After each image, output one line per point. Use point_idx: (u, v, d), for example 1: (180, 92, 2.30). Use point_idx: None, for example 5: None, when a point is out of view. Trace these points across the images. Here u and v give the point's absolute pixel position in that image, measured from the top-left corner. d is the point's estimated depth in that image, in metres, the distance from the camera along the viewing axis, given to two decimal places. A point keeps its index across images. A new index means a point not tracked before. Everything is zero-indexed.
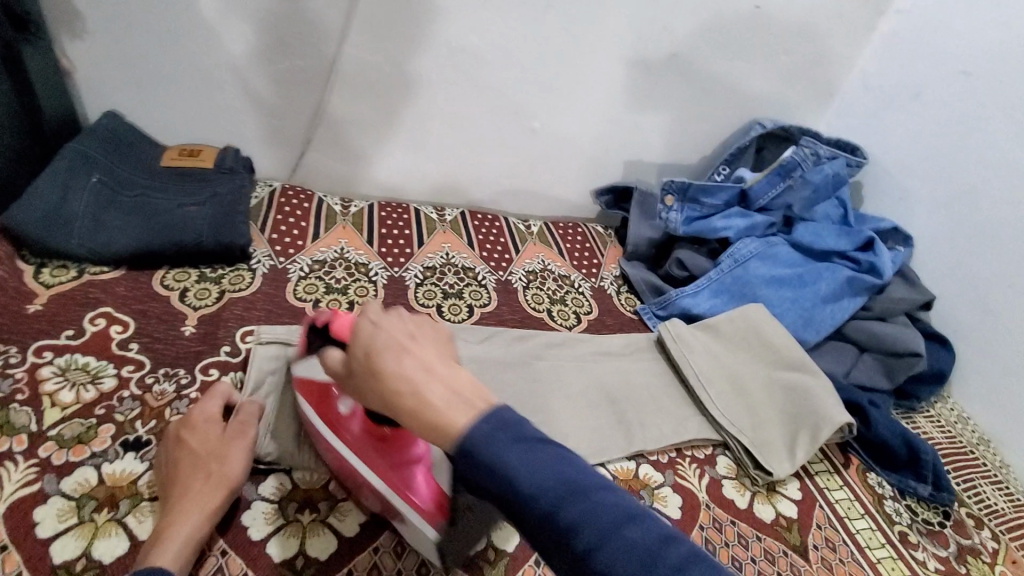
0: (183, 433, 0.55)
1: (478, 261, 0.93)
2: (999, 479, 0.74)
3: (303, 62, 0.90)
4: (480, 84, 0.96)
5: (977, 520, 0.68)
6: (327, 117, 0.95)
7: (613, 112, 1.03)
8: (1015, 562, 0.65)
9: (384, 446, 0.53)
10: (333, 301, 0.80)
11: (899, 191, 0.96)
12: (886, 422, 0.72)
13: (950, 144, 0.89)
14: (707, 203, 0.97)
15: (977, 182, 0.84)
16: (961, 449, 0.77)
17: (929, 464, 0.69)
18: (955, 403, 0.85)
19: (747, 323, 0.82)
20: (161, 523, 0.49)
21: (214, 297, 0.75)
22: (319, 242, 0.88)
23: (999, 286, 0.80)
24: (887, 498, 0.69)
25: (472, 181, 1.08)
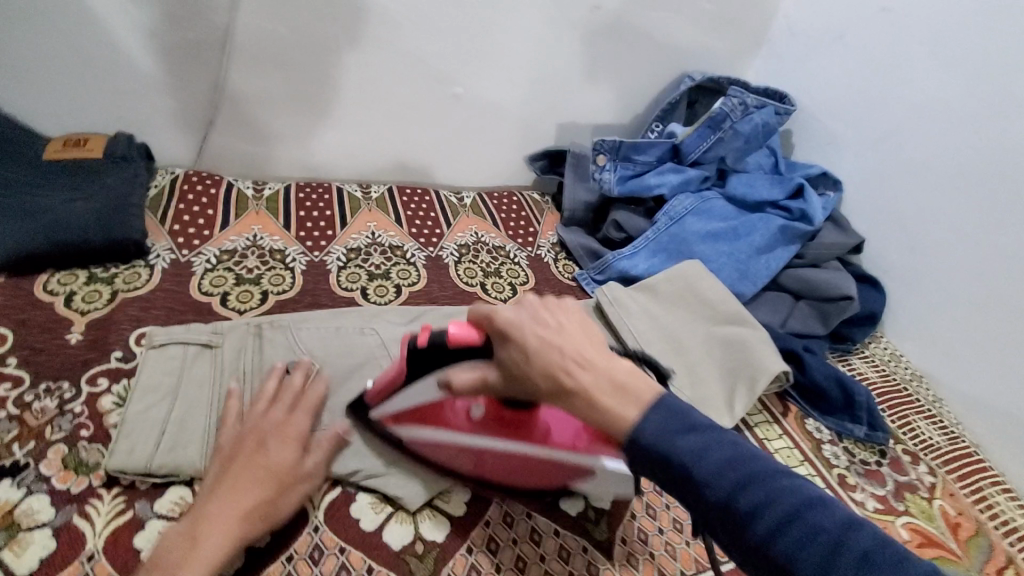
0: (260, 443, 0.52)
1: (407, 238, 0.88)
2: (932, 413, 0.76)
3: (194, 34, 0.81)
4: (396, 48, 0.90)
5: (913, 456, 0.70)
6: (228, 95, 0.87)
7: (540, 71, 0.98)
8: (951, 494, 0.66)
9: (510, 428, 0.54)
10: (245, 292, 0.74)
11: (828, 137, 0.96)
12: (820, 367, 0.73)
13: (874, 84, 0.88)
14: (639, 160, 0.94)
15: (902, 121, 0.85)
16: (895, 387, 0.79)
17: (863, 406, 0.70)
18: (887, 342, 0.86)
19: (684, 280, 0.81)
20: (191, 531, 0.46)
21: (106, 299, 0.68)
22: (229, 230, 0.82)
23: (924, 225, 0.82)
24: (825, 443, 0.70)
25: (399, 155, 1.02)
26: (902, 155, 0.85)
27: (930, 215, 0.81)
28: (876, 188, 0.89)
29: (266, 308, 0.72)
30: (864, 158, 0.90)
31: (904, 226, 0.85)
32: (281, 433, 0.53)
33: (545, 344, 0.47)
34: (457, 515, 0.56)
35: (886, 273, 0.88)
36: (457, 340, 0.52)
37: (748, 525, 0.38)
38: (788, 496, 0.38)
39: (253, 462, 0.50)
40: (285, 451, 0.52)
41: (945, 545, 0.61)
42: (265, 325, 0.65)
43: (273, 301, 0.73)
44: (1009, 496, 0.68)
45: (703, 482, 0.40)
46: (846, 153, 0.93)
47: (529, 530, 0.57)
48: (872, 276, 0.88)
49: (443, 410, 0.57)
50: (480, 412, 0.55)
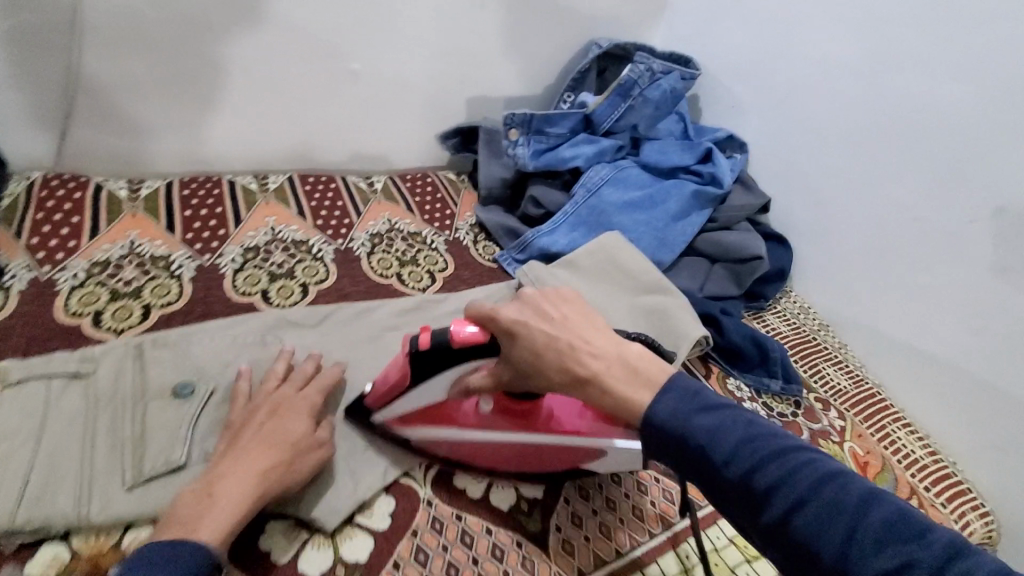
0: (278, 409, 0.55)
1: (313, 232, 0.82)
2: (839, 359, 0.80)
3: (33, 14, 0.69)
4: (281, 19, 0.81)
5: (824, 403, 0.73)
6: (84, 84, 0.76)
7: (443, 44, 0.93)
8: (859, 435, 0.71)
9: (521, 417, 0.58)
10: (124, 309, 0.65)
11: (732, 100, 0.98)
12: (738, 329, 0.75)
13: (773, 42, 0.90)
14: (552, 133, 0.92)
15: (804, 77, 0.87)
16: (804, 338, 0.82)
17: (777, 361, 0.73)
18: (797, 296, 0.90)
19: (603, 252, 0.81)
20: (207, 490, 0.48)
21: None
22: (99, 238, 0.72)
23: (825, 183, 0.86)
24: (745, 400, 0.72)
25: (299, 142, 0.93)
26: (801, 113, 0.87)
27: (832, 168, 0.84)
28: (781, 147, 0.91)
29: (150, 325, 0.65)
30: (767, 119, 0.93)
31: (805, 182, 0.88)
32: (294, 405, 0.56)
33: (550, 328, 0.49)
34: (382, 529, 0.54)
35: (792, 231, 0.91)
36: (461, 339, 0.54)
37: (755, 496, 0.39)
38: (812, 471, 0.38)
39: (268, 429, 0.53)
40: (298, 420, 0.55)
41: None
42: (146, 344, 0.59)
43: (157, 315, 0.66)
44: (908, 430, 0.73)
45: (718, 459, 0.40)
46: (751, 114, 0.95)
47: (460, 533, 0.56)
48: (780, 234, 0.92)
49: (453, 413, 0.60)
50: (493, 406, 0.59)
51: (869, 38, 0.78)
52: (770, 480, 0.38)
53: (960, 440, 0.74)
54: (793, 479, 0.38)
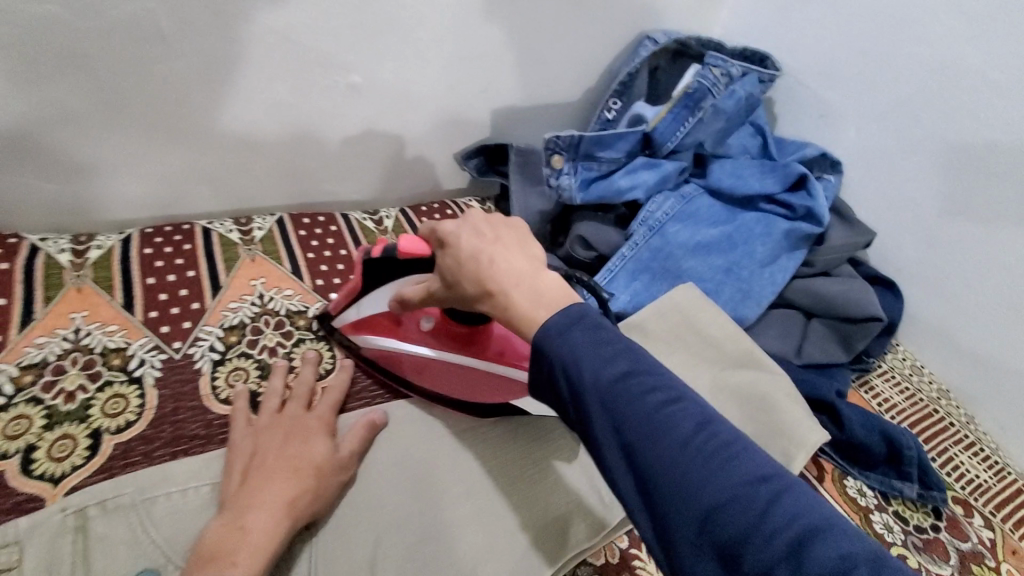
0: (290, 434, 0.49)
1: (313, 298, 0.65)
2: (969, 440, 0.65)
3: None
4: (258, 23, 0.62)
5: (966, 507, 0.59)
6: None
7: (464, 46, 0.74)
8: (1014, 552, 0.57)
9: (465, 339, 0.58)
10: (62, 441, 0.47)
11: (817, 106, 0.80)
12: (860, 418, 0.59)
13: (881, 34, 0.71)
14: (605, 157, 0.74)
15: (924, 81, 0.68)
16: (924, 412, 0.67)
17: (914, 461, 0.57)
18: (905, 352, 0.74)
19: (679, 315, 0.65)
20: (238, 521, 0.42)
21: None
22: (31, 330, 0.54)
23: (943, 216, 0.68)
24: (873, 511, 0.57)
25: (287, 172, 0.76)
26: (915, 129, 0.69)
27: (961, 198, 0.66)
28: (885, 168, 0.73)
29: (98, 463, 0.47)
30: (868, 132, 0.74)
31: (916, 215, 0.71)
32: (308, 428, 0.50)
33: (482, 240, 0.42)
34: None
35: (897, 271, 0.75)
36: (409, 251, 0.51)
37: (621, 426, 0.33)
38: (710, 440, 0.32)
39: (288, 453, 0.47)
40: (317, 442, 0.49)
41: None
42: (77, 510, 0.43)
43: (107, 449, 0.47)
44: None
45: (616, 419, 0.33)
46: (845, 125, 0.77)
47: None
48: (885, 275, 0.75)
49: (399, 324, 0.60)
50: (436, 326, 0.59)
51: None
52: (662, 436, 0.32)
53: None
54: (707, 465, 0.31)
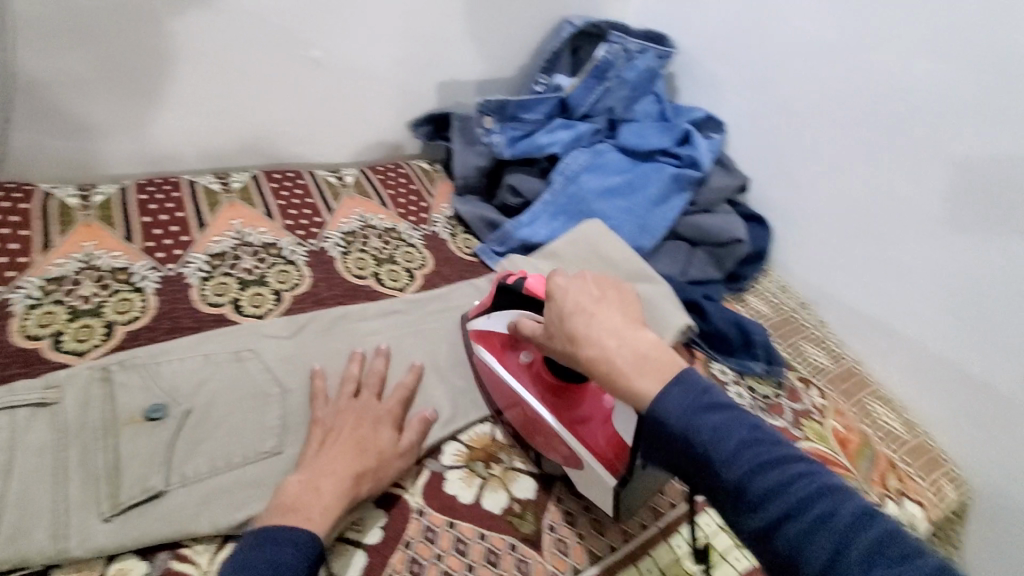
0: (362, 420, 0.57)
1: (282, 234, 0.78)
2: (819, 338, 0.82)
3: None
4: (237, 7, 0.76)
5: (805, 381, 0.74)
6: (21, 80, 0.69)
7: (408, 28, 0.88)
8: (840, 413, 0.72)
9: (564, 397, 0.61)
10: (84, 328, 0.61)
11: (708, 77, 0.97)
12: (720, 313, 0.76)
13: (750, 20, 0.89)
14: (529, 119, 0.91)
15: (784, 56, 0.86)
16: (784, 318, 0.83)
17: (760, 343, 0.73)
18: (778, 277, 0.91)
19: (587, 242, 0.80)
20: (313, 483, 0.51)
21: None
22: (52, 252, 0.67)
23: (801, 162, 0.86)
24: (729, 384, 0.72)
25: (261, 137, 0.89)
26: (775, 93, 0.88)
27: (808, 149, 0.85)
28: (757, 127, 0.91)
29: (113, 344, 0.61)
30: (744, 100, 0.92)
31: (780, 164, 0.89)
32: (377, 414, 0.58)
33: (584, 307, 0.52)
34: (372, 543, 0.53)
35: (771, 211, 0.91)
36: (533, 290, 0.63)
37: (713, 458, 0.40)
38: (793, 477, 0.38)
39: (357, 433, 0.56)
40: (385, 430, 0.57)
41: (839, 462, 0.66)
42: (105, 368, 0.55)
43: (120, 334, 0.61)
44: (886, 405, 0.76)
45: (672, 426, 0.43)
46: (727, 94, 0.95)
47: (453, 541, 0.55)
48: (760, 215, 0.92)
49: (505, 352, 0.66)
50: (537, 374, 0.63)
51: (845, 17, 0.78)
52: (755, 470, 0.39)
53: (931, 410, 0.76)
54: (789, 495, 0.38)
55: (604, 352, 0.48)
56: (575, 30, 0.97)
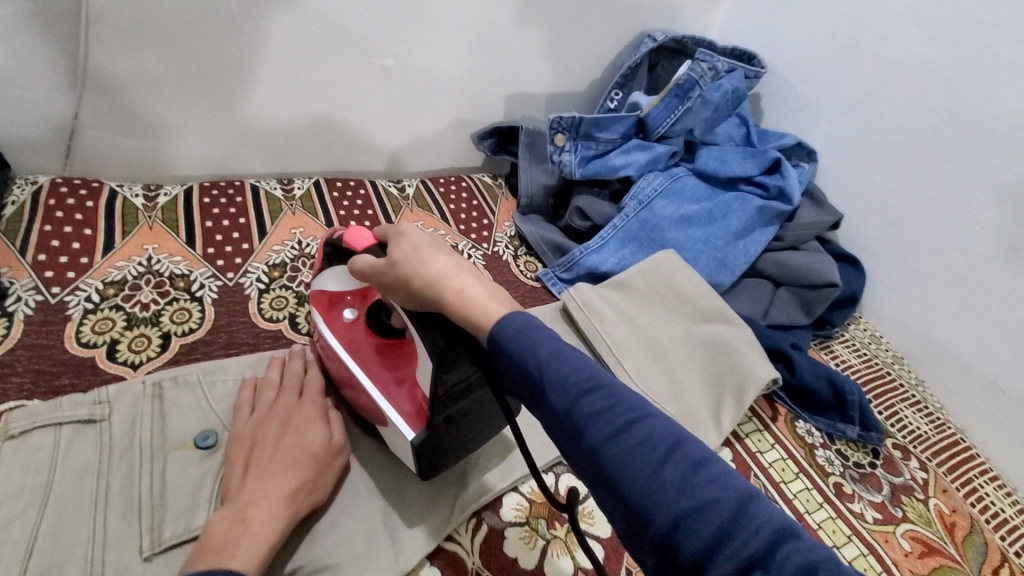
0: (287, 423, 0.50)
1: (459, 237, 0.84)
2: (917, 399, 0.73)
3: (230, 33, 0.72)
4: (439, 35, 0.84)
5: (904, 452, 0.67)
6: (262, 95, 0.80)
7: (573, 55, 0.95)
8: (946, 491, 0.64)
9: (386, 359, 0.55)
10: (314, 312, 0.68)
11: (798, 103, 0.91)
12: (809, 366, 0.68)
13: (852, 43, 0.82)
14: (602, 138, 0.85)
15: (881, 84, 0.79)
16: (878, 373, 0.76)
17: (856, 404, 0.66)
18: (867, 323, 0.84)
19: (659, 276, 0.75)
20: (240, 513, 0.43)
21: (158, 345, 0.60)
22: (270, 239, 0.74)
23: (907, 200, 0.78)
24: (817, 448, 0.66)
25: (419, 142, 0.95)
26: (879, 124, 0.80)
27: (895, 187, 0.79)
28: (853, 155, 0.84)
29: None
30: (839, 124, 0.85)
31: (880, 197, 0.81)
32: (304, 417, 0.51)
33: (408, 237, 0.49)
34: (603, 534, 0.54)
35: None
36: (350, 240, 0.55)
37: (587, 431, 0.35)
38: (691, 466, 0.33)
39: (286, 445, 0.48)
40: (315, 428, 0.50)
41: (945, 551, 0.58)
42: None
43: None
44: (997, 485, 0.67)
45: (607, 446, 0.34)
46: (820, 119, 0.88)
47: None
48: None
49: (335, 310, 0.59)
50: (366, 330, 0.57)
51: (935, 55, 0.73)
52: (633, 444, 0.34)
53: None
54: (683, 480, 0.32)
55: (405, 259, 0.47)
56: (655, 45, 0.93)
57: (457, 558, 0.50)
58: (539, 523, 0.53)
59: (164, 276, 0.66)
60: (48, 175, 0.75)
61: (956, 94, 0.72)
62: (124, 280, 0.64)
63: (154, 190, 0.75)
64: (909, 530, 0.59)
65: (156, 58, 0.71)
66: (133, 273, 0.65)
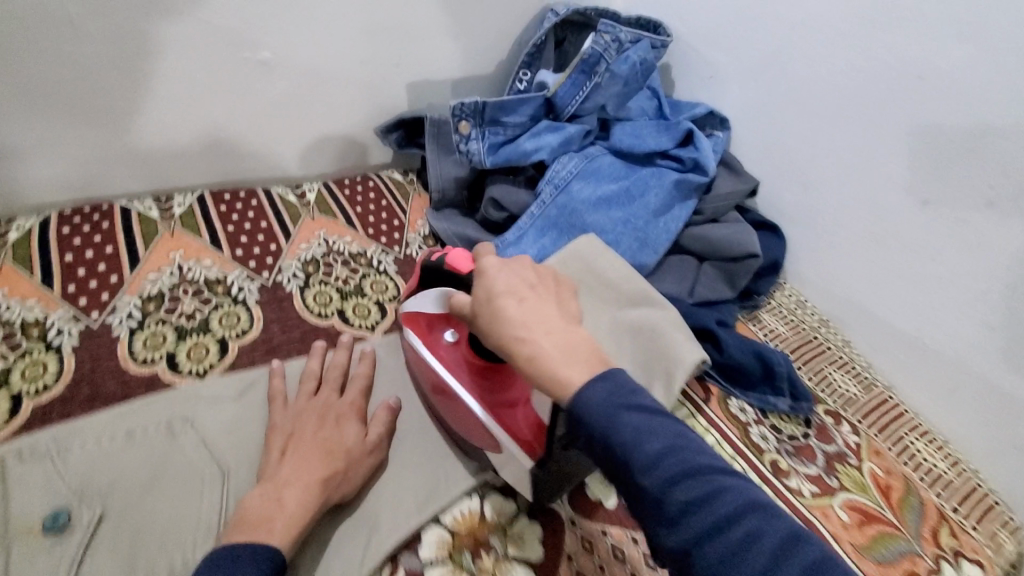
0: (325, 418, 0.52)
1: (367, 242, 0.77)
2: (844, 360, 0.73)
3: (62, 37, 0.62)
4: (319, 22, 0.76)
5: (835, 417, 0.66)
6: (120, 104, 0.70)
7: (475, 34, 0.89)
8: (878, 452, 0.64)
9: (494, 383, 0.53)
10: (196, 347, 0.59)
11: (708, 69, 0.88)
12: (737, 343, 0.67)
13: (753, 4, 0.80)
14: (509, 122, 0.80)
15: (785, 46, 0.77)
16: (806, 339, 0.75)
17: (784, 376, 0.65)
18: (792, 288, 0.83)
19: (580, 265, 0.71)
20: (274, 494, 0.45)
21: (6, 409, 0.51)
22: (143, 268, 0.65)
23: (820, 162, 0.76)
24: (751, 425, 0.64)
25: (319, 141, 0.87)
26: (788, 85, 0.78)
27: (807, 149, 0.78)
28: (766, 120, 0.82)
29: (230, 361, 0.59)
30: (750, 89, 0.83)
31: (793, 160, 0.80)
32: (339, 411, 0.53)
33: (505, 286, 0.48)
34: (535, 558, 0.50)
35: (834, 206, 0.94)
36: (454, 262, 0.55)
37: (627, 459, 0.39)
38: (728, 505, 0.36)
39: (322, 437, 0.50)
40: (350, 427, 0.52)
41: (884, 517, 0.58)
42: (181, 420, 0.51)
43: (237, 347, 0.61)
44: (928, 441, 0.66)
45: (640, 472, 0.38)
46: (730, 86, 0.86)
47: (611, 548, 0.52)
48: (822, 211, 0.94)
49: (432, 332, 0.58)
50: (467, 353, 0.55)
51: (834, 12, 0.71)
52: (674, 484, 0.37)
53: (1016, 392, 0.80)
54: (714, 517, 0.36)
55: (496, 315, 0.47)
56: (558, 20, 0.87)
57: None
58: (462, 554, 0.50)
59: (14, 325, 0.57)
60: None
61: (857, 50, 0.70)
62: None
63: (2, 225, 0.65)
64: (846, 499, 0.59)
65: None
66: None
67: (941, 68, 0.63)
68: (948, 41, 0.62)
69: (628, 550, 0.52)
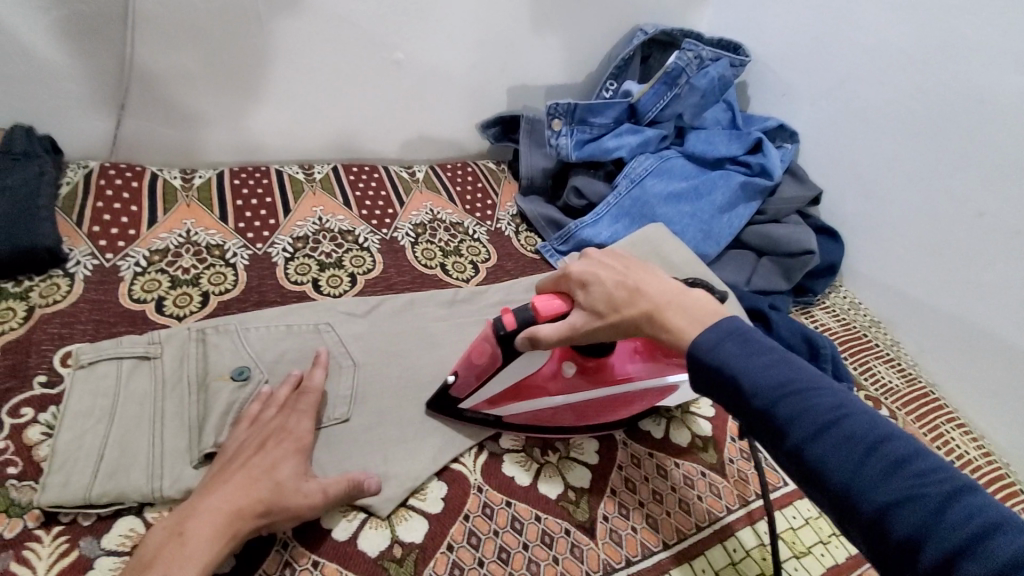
0: (267, 443, 0.50)
1: (465, 215, 0.91)
2: (890, 357, 0.79)
3: (256, 33, 0.81)
4: (445, 32, 0.92)
5: (875, 401, 0.72)
6: (286, 88, 0.88)
7: (571, 48, 1.02)
8: (912, 435, 0.69)
9: (592, 374, 0.61)
10: (333, 277, 0.75)
11: (782, 88, 0.97)
12: (785, 323, 0.75)
13: (825, 32, 0.88)
14: (596, 123, 0.92)
15: (854, 68, 0.85)
16: (854, 335, 0.81)
17: (827, 357, 0.72)
18: (847, 291, 0.89)
19: (648, 246, 0.81)
20: (178, 524, 0.44)
21: (198, 302, 0.68)
22: (293, 216, 0.81)
23: (880, 173, 0.83)
24: None
25: (430, 131, 1.02)
26: (854, 103, 0.86)
27: (868, 163, 0.85)
28: (833, 135, 0.89)
29: (358, 289, 0.75)
30: (818, 106, 0.91)
31: (856, 173, 0.87)
32: (295, 436, 0.51)
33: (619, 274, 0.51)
34: (592, 463, 0.60)
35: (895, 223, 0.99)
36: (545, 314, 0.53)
37: (740, 384, 0.40)
38: (838, 418, 0.37)
39: (258, 461, 0.48)
40: (292, 459, 0.49)
41: None
42: (325, 323, 0.65)
43: (362, 281, 0.75)
44: (962, 431, 0.71)
45: (747, 391, 0.40)
46: (801, 104, 0.94)
47: (656, 466, 0.61)
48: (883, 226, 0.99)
49: (530, 386, 0.60)
50: (563, 377, 0.60)
51: (900, 40, 0.79)
52: (794, 415, 0.38)
53: None
54: (827, 427, 0.37)
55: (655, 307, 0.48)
56: (646, 38, 1.00)
57: (461, 478, 0.57)
58: (534, 450, 0.60)
59: (202, 245, 0.74)
60: (96, 160, 0.83)
61: (921, 74, 0.77)
62: (168, 248, 0.72)
63: (190, 173, 0.83)
64: None
65: (191, 57, 0.80)
66: (176, 243, 0.73)
67: (999, 93, 0.70)
68: (1007, 71, 0.69)
69: (670, 470, 0.61)
